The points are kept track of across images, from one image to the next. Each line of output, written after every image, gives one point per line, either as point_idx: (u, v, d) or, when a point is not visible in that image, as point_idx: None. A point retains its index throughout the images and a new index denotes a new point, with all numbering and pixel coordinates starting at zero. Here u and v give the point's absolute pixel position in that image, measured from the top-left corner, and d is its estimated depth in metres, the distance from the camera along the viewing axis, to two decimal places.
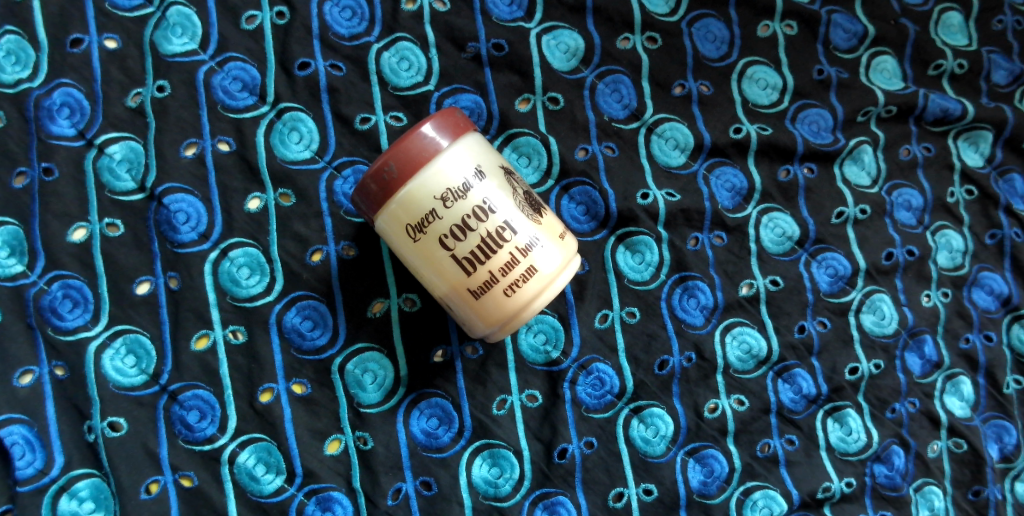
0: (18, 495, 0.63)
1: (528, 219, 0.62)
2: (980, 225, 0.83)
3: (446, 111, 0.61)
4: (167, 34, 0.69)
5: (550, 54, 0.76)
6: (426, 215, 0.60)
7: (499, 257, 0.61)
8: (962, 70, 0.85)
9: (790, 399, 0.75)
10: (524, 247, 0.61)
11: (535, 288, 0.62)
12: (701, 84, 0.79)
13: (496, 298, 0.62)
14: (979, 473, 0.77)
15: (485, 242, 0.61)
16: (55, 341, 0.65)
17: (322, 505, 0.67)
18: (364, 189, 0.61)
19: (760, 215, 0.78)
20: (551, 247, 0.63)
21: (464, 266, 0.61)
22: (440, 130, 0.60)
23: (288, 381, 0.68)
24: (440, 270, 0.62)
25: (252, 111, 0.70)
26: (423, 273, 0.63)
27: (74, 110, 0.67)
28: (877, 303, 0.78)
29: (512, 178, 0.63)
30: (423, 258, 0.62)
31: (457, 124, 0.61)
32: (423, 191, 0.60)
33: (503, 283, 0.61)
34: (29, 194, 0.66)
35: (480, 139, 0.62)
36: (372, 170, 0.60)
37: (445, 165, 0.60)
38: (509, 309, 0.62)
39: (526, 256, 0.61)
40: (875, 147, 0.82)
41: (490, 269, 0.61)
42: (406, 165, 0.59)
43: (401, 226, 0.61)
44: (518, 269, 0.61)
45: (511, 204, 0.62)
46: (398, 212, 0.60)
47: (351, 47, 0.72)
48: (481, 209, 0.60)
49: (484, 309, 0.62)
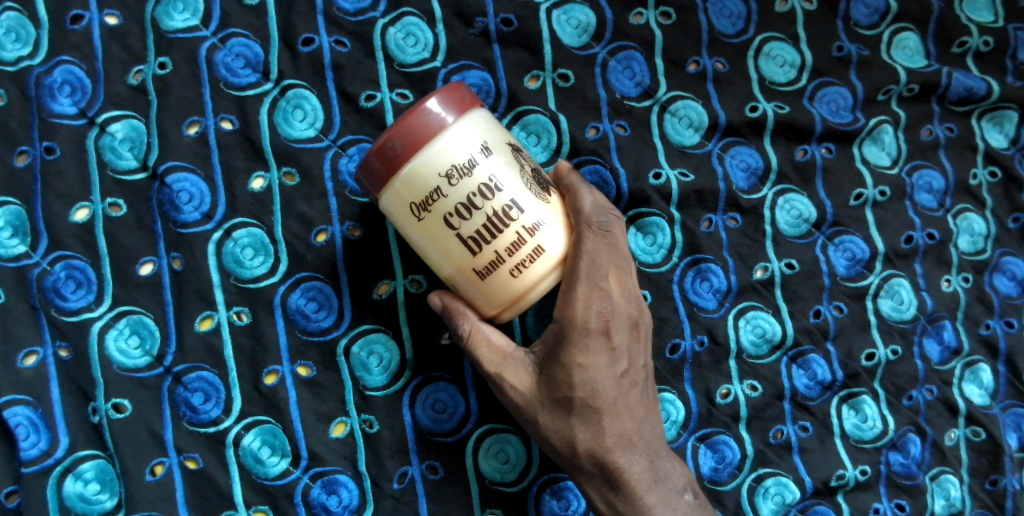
0: (23, 476, 0.62)
1: (535, 199, 0.60)
2: (1004, 208, 0.81)
3: (452, 85, 0.59)
4: (169, 10, 0.68)
5: (561, 29, 0.74)
6: (431, 193, 0.58)
7: (508, 237, 0.59)
8: (987, 47, 0.83)
9: (805, 385, 0.73)
10: (531, 226, 0.60)
11: (543, 268, 0.60)
12: (717, 61, 0.77)
13: (503, 279, 0.60)
14: (997, 463, 0.76)
15: (492, 221, 0.59)
16: (59, 322, 0.64)
17: (328, 489, 0.67)
18: (367, 166, 0.59)
19: (776, 197, 0.76)
20: (561, 228, 0.61)
21: (469, 246, 0.59)
22: (447, 104, 0.58)
23: (293, 364, 0.67)
24: (445, 250, 0.60)
25: (256, 89, 0.69)
26: (427, 252, 0.61)
27: (76, 89, 0.66)
28: (895, 287, 0.76)
29: (521, 156, 0.61)
30: (427, 237, 0.60)
31: (463, 100, 0.59)
32: (427, 167, 0.58)
33: (512, 265, 0.60)
34: (31, 174, 0.65)
35: (489, 116, 0.61)
36: (376, 146, 0.58)
37: (449, 142, 0.58)
38: (518, 292, 0.60)
39: (534, 236, 0.60)
40: (896, 127, 0.80)
41: (497, 250, 0.59)
42: (411, 140, 0.57)
43: (405, 204, 0.59)
44: (527, 250, 0.60)
45: (520, 183, 0.60)
46: (402, 190, 0.59)
47: (355, 23, 0.71)
48: (487, 187, 0.59)
49: (490, 291, 0.61)
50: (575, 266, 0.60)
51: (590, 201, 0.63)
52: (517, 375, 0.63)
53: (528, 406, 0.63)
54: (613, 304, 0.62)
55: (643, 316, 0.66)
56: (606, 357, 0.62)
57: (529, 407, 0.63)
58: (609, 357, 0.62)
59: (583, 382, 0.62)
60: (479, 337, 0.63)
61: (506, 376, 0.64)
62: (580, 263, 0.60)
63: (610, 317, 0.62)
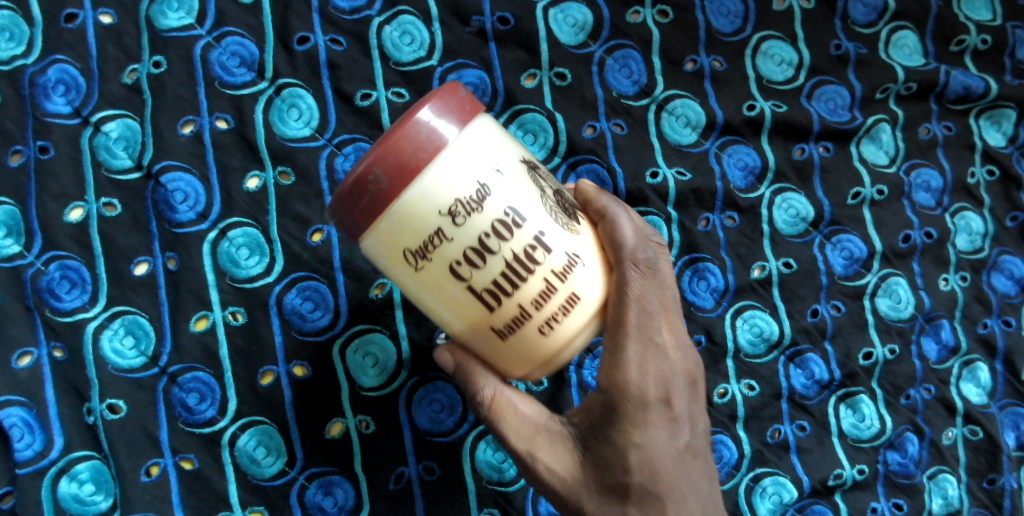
0: (17, 477, 0.62)
1: (561, 231, 0.52)
2: (1002, 207, 0.81)
3: (443, 92, 0.50)
4: (164, 8, 0.68)
5: (558, 28, 0.74)
6: (432, 236, 0.50)
7: (533, 284, 0.51)
8: (986, 46, 0.83)
9: (802, 384, 0.73)
10: (558, 269, 0.52)
11: (576, 321, 0.53)
12: (715, 60, 0.77)
13: (528, 336, 0.52)
14: (995, 462, 0.76)
15: (512, 266, 0.51)
16: (53, 322, 0.64)
17: (324, 489, 0.66)
18: (343, 202, 0.50)
19: (774, 196, 0.75)
20: (588, 265, 0.54)
21: (484, 299, 0.51)
22: (441, 119, 0.49)
23: (289, 364, 0.67)
24: (455, 303, 0.52)
25: (251, 88, 0.68)
26: (430, 305, 0.53)
27: (70, 88, 0.66)
28: (893, 287, 0.76)
29: (535, 175, 0.53)
30: (430, 287, 0.52)
31: (460, 108, 0.50)
32: (426, 204, 0.49)
33: (537, 317, 0.52)
34: (25, 173, 0.65)
35: (491, 125, 0.51)
36: (355, 177, 0.49)
37: (449, 172, 0.49)
38: (545, 348, 0.53)
39: (563, 282, 0.52)
40: (894, 126, 0.80)
41: (520, 301, 0.51)
42: (401, 170, 0.48)
43: (399, 251, 0.50)
44: (556, 299, 0.52)
45: (539, 213, 0.52)
46: (394, 234, 0.50)
47: (352, 22, 0.71)
48: (503, 224, 0.50)
49: (513, 349, 0.53)
50: (623, 325, 0.55)
51: (632, 231, 0.56)
52: (554, 453, 0.57)
53: (572, 492, 0.57)
54: (670, 365, 0.57)
55: (699, 371, 0.60)
56: (666, 430, 0.56)
57: (573, 493, 0.57)
58: (668, 427, 0.56)
59: (640, 462, 0.56)
60: (505, 403, 0.58)
61: (541, 456, 0.57)
62: (630, 322, 0.55)
63: (669, 380, 0.56)
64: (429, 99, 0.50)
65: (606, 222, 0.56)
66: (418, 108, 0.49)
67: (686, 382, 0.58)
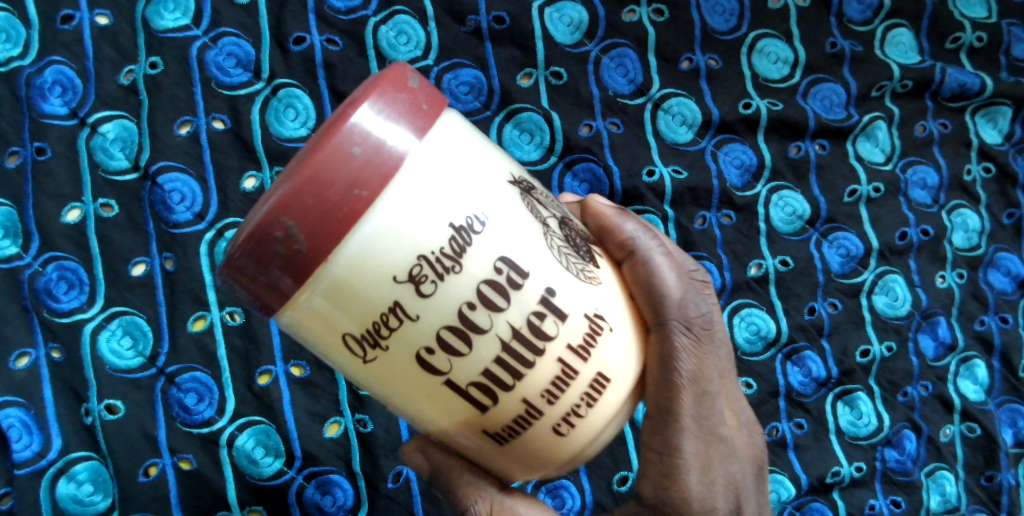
0: (16, 478, 0.61)
1: (573, 285, 0.43)
2: (998, 204, 0.82)
3: (378, 96, 0.39)
4: (159, 10, 0.69)
5: (553, 26, 0.74)
6: (388, 313, 0.39)
7: (542, 360, 0.42)
8: (981, 43, 0.84)
9: (800, 382, 0.73)
10: (574, 343, 0.42)
11: (606, 409, 0.44)
12: (710, 58, 0.77)
13: (538, 433, 0.43)
14: (992, 459, 0.76)
15: (511, 340, 0.41)
16: (50, 323, 0.63)
17: (322, 489, 0.66)
18: (240, 268, 0.39)
19: (770, 194, 0.76)
20: (609, 331, 0.44)
21: (471, 395, 0.42)
22: (385, 136, 0.38)
23: (287, 363, 0.67)
24: (433, 399, 0.42)
25: (247, 88, 0.69)
26: (398, 397, 0.42)
27: (66, 89, 0.66)
28: (890, 283, 0.76)
29: (531, 201, 0.43)
30: (395, 376, 0.41)
31: (415, 110, 0.40)
32: (378, 266, 0.38)
33: (544, 400, 0.42)
34: (22, 174, 0.64)
35: (457, 136, 0.41)
36: (255, 225, 0.38)
37: (409, 222, 0.38)
38: (559, 437, 0.43)
39: (581, 361, 0.42)
40: (890, 123, 0.80)
41: (523, 383, 0.42)
42: (334, 219, 0.37)
43: (339, 335, 0.40)
44: (569, 374, 0.42)
45: (540, 261, 0.42)
46: (338, 316, 0.39)
47: (347, 21, 0.71)
48: (493, 283, 0.40)
49: (519, 448, 0.44)
50: (677, 419, 0.49)
51: (674, 279, 0.50)
52: None
53: None
54: (735, 458, 0.53)
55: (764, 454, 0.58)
56: None
57: None
58: None
59: None
60: None
61: None
62: (684, 414, 0.50)
63: (735, 478, 0.52)
64: (367, 101, 0.39)
65: (643, 266, 0.49)
66: (352, 116, 0.38)
67: (751, 468, 0.56)
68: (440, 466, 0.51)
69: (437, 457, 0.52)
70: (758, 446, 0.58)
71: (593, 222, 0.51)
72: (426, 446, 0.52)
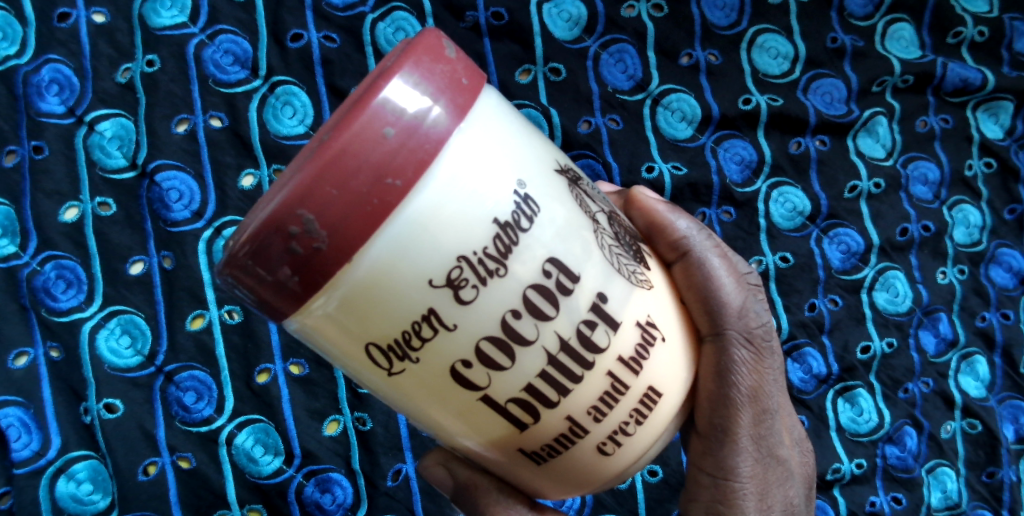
0: (15, 477, 0.60)
1: (625, 292, 0.42)
2: (999, 199, 0.82)
3: (411, 66, 0.37)
4: (157, 7, 0.68)
5: (552, 22, 0.74)
6: (420, 320, 0.38)
7: (589, 370, 0.41)
8: (983, 37, 0.83)
9: (800, 379, 0.72)
10: (624, 354, 0.42)
11: (655, 424, 0.44)
12: (710, 53, 0.77)
13: (582, 452, 0.43)
14: (993, 455, 0.75)
15: (557, 349, 0.40)
16: (48, 322, 0.63)
17: (322, 487, 0.66)
18: (242, 268, 0.37)
19: (771, 190, 0.75)
20: (659, 340, 0.43)
21: (508, 411, 0.41)
22: (418, 114, 0.37)
23: (286, 362, 0.67)
24: (464, 414, 0.41)
25: (244, 85, 0.69)
26: (425, 406, 0.41)
27: (63, 87, 0.66)
28: (890, 280, 0.76)
29: (579, 194, 0.42)
30: (427, 384, 0.40)
31: (454, 85, 0.38)
32: (413, 267, 0.37)
33: (588, 411, 0.42)
34: (19, 173, 0.64)
35: (498, 119, 0.39)
36: (265, 220, 0.36)
37: (452, 218, 0.37)
38: (603, 455, 0.43)
39: (632, 374, 0.42)
40: (891, 118, 0.80)
41: (568, 392, 0.41)
42: (362, 210, 0.36)
43: (361, 344, 0.39)
44: (616, 385, 0.42)
45: (589, 264, 0.41)
46: (362, 326, 0.38)
47: (345, 18, 0.71)
48: (540, 287, 0.39)
49: (561, 466, 0.44)
50: (734, 439, 0.50)
51: (731, 283, 0.50)
52: None
53: None
54: (792, 481, 0.53)
55: (812, 472, 0.58)
56: None
57: None
58: None
59: None
60: None
61: None
62: (741, 433, 0.50)
63: (791, 502, 0.53)
64: (400, 72, 0.37)
65: (698, 266, 0.49)
66: (382, 91, 0.36)
67: (804, 489, 0.56)
68: (467, 481, 0.51)
69: (462, 474, 0.51)
70: (809, 465, 0.58)
71: (641, 217, 0.50)
72: (451, 461, 0.52)
